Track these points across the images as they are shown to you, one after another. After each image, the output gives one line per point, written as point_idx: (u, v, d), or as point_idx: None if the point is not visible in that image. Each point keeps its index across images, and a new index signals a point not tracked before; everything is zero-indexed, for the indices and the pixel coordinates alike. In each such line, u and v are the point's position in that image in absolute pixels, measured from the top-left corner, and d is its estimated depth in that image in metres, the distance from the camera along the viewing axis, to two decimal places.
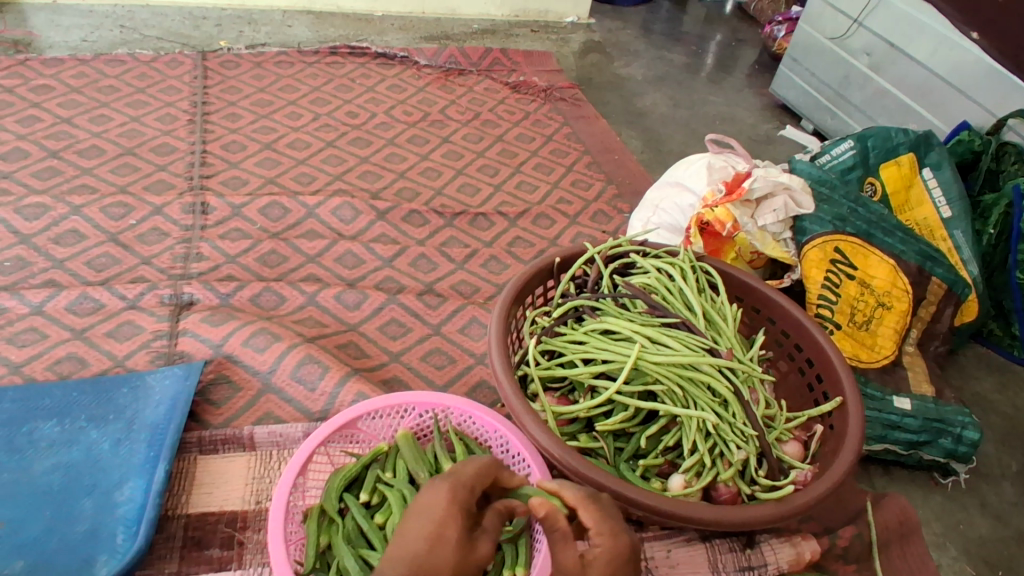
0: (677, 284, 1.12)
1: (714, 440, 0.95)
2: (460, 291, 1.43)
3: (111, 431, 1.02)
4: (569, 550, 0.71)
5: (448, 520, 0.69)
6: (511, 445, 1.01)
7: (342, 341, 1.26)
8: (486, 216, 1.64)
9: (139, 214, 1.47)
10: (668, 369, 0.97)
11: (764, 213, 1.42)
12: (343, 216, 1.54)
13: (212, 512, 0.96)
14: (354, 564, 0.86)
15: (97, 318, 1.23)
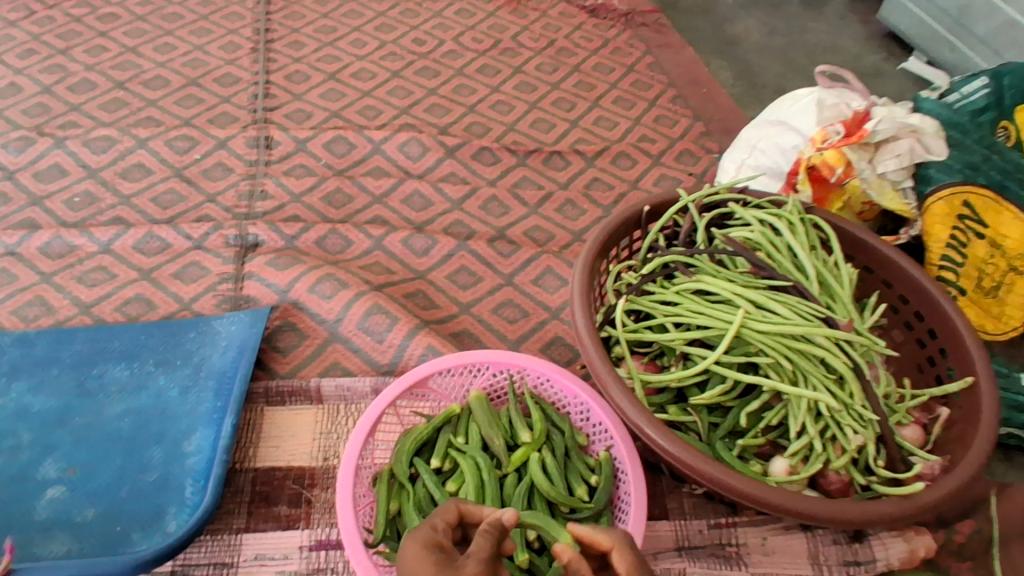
0: (785, 240, 0.99)
1: (826, 423, 0.84)
2: (534, 238, 1.32)
3: (179, 377, 1.00)
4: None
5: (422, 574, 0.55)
6: (592, 413, 0.93)
7: (410, 290, 1.19)
8: (562, 154, 1.50)
9: (204, 148, 1.41)
10: (776, 339, 0.86)
11: (884, 158, 1.24)
12: (410, 153, 1.45)
13: (280, 467, 0.94)
14: None
15: (164, 258, 1.19)
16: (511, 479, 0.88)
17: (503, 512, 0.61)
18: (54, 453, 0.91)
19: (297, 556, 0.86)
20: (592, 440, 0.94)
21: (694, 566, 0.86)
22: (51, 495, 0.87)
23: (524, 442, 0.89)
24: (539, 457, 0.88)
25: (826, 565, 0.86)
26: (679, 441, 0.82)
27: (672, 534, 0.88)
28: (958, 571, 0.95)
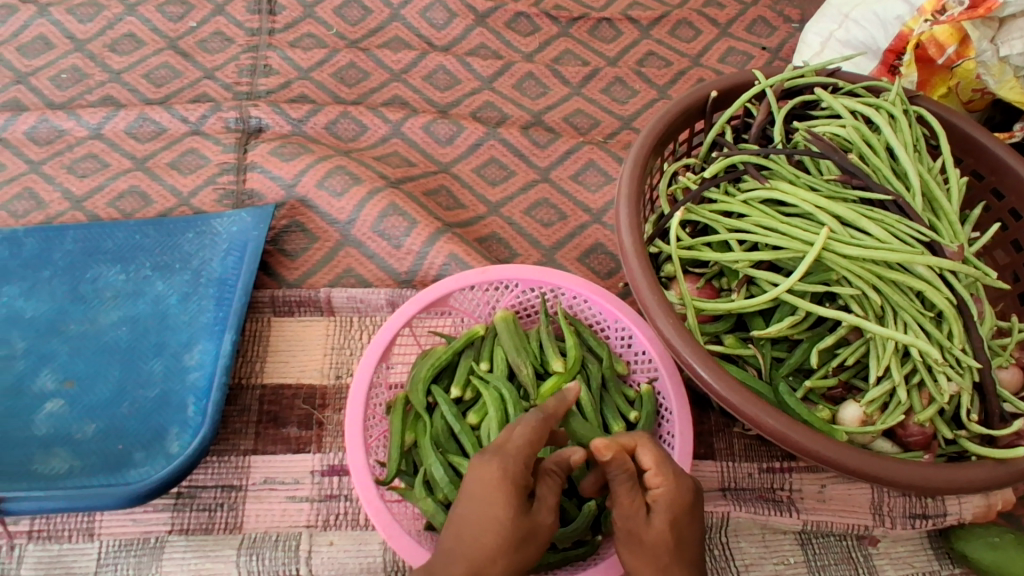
0: (884, 138, 0.80)
1: (914, 367, 0.72)
2: (574, 125, 1.15)
3: (177, 282, 0.91)
4: (636, 510, 0.55)
5: (491, 505, 0.53)
6: (635, 339, 0.82)
7: (432, 186, 1.05)
8: (612, 21, 1.28)
9: (200, 14, 1.24)
10: (865, 267, 0.72)
11: (1012, 37, 0.98)
12: (434, 20, 1.24)
13: (289, 385, 0.86)
14: (441, 472, 0.73)
15: (160, 145, 1.07)
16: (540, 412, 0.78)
17: (573, 450, 0.56)
18: (50, 363, 0.87)
19: (309, 482, 0.80)
20: (634, 368, 0.83)
21: (740, 510, 0.78)
22: (49, 409, 0.84)
23: (556, 371, 0.78)
24: (572, 389, 0.77)
25: (891, 517, 0.78)
26: (722, 372, 0.68)
27: (718, 475, 0.80)
28: None
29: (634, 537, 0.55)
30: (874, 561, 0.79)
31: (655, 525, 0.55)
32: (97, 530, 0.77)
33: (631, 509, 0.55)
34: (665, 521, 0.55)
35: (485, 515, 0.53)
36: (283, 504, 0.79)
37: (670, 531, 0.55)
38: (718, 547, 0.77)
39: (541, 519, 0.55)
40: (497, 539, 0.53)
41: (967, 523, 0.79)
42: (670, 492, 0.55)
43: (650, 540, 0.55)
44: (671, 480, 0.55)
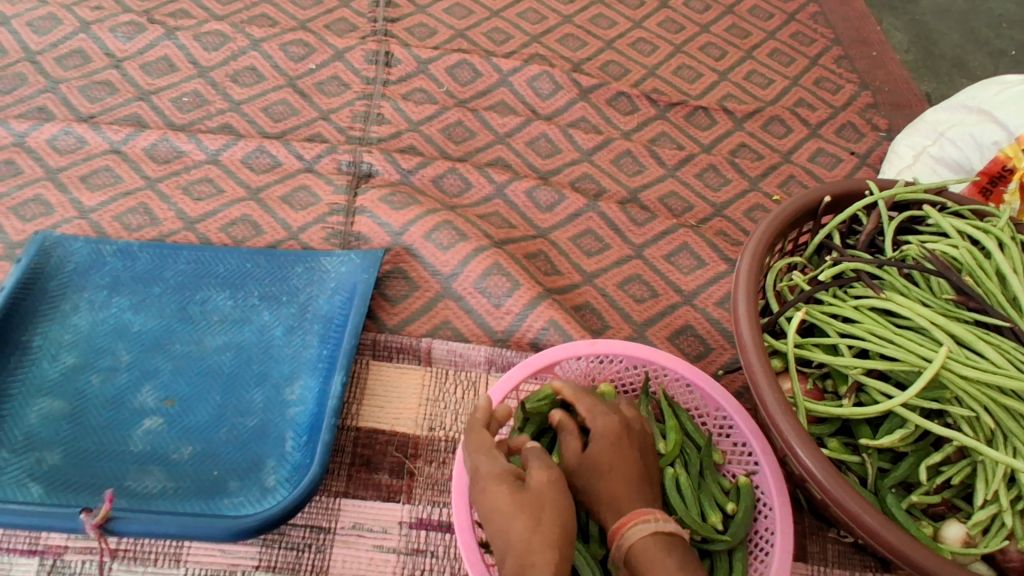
0: (997, 263, 0.83)
1: (1020, 493, 0.73)
2: (669, 206, 1.18)
3: (284, 315, 0.94)
4: (571, 442, 0.69)
5: (492, 497, 0.60)
6: (734, 428, 0.83)
7: (531, 250, 1.07)
8: (708, 110, 1.32)
9: (320, 57, 1.30)
10: (979, 389, 0.73)
11: None
12: (540, 89, 1.30)
13: (383, 430, 0.87)
14: None
15: (273, 178, 1.12)
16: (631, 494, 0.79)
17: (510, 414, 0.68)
18: (152, 381, 0.88)
19: (396, 533, 0.80)
20: (728, 458, 0.84)
21: None
22: (148, 425, 0.85)
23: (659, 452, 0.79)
24: (675, 473, 0.78)
25: None
26: (840, 482, 0.71)
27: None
28: None
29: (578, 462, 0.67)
30: None
31: (592, 451, 0.67)
32: (184, 556, 0.77)
33: (571, 434, 0.69)
34: (598, 445, 0.67)
35: (499, 509, 0.59)
36: (370, 552, 0.79)
37: (608, 454, 0.67)
38: None
39: (540, 485, 0.60)
40: (513, 516, 0.58)
41: None
42: (600, 427, 0.69)
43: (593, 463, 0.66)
44: (598, 415, 0.70)
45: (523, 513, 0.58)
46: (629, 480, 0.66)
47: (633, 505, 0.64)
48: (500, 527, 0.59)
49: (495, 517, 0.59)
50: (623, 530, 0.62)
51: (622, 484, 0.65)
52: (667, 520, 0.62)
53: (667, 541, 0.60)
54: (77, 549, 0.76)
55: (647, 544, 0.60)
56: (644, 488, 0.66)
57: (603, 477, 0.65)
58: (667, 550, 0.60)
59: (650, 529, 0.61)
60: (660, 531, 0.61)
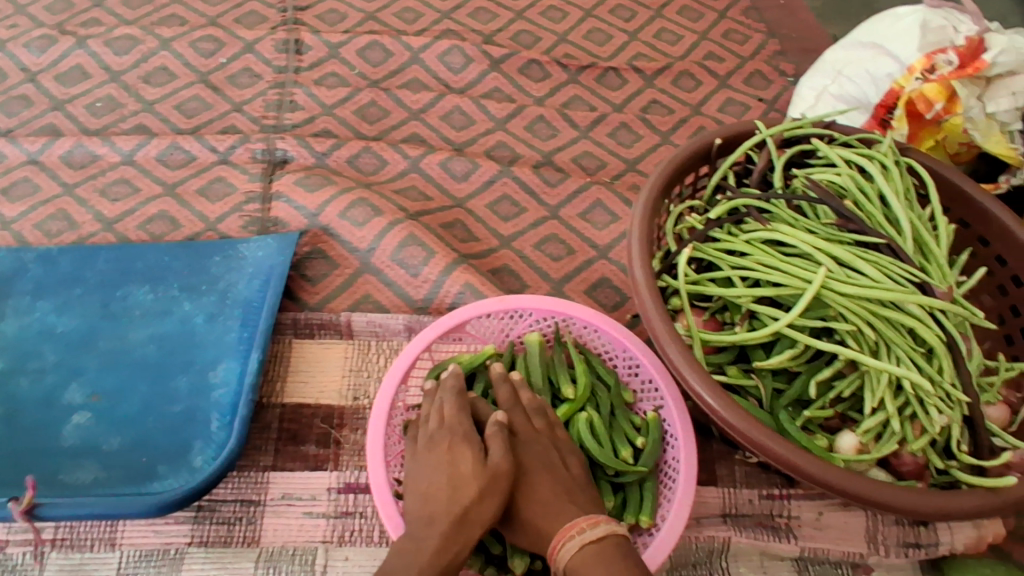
0: (876, 186, 0.86)
1: (907, 400, 0.75)
2: (583, 166, 1.21)
3: (205, 303, 0.95)
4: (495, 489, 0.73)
5: (456, 459, 0.69)
6: (641, 367, 0.86)
7: (448, 219, 1.10)
8: (618, 71, 1.36)
9: (230, 51, 1.30)
10: (857, 303, 0.76)
11: (998, 95, 1.05)
12: (451, 64, 1.32)
13: (307, 404, 0.89)
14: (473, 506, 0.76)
15: (189, 173, 1.13)
16: None
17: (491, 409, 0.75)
18: (79, 377, 0.90)
19: (325, 498, 0.83)
20: (640, 397, 0.87)
21: (739, 535, 0.82)
22: (77, 421, 0.86)
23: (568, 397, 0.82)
24: (584, 415, 0.81)
25: (884, 546, 0.82)
26: (737, 410, 0.75)
27: (719, 501, 0.84)
28: None
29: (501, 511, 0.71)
30: None
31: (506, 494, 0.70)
32: (119, 539, 0.79)
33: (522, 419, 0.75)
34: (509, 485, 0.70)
35: (459, 473, 0.68)
36: (299, 519, 0.82)
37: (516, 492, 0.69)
38: (719, 571, 0.82)
39: (495, 465, 0.68)
40: (463, 484, 0.67)
41: (958, 554, 0.84)
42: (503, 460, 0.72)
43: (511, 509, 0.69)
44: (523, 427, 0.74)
45: (472, 484, 0.66)
46: (549, 497, 0.67)
47: (561, 522, 0.65)
48: (444, 490, 0.67)
49: (444, 479, 0.68)
50: (557, 552, 0.63)
51: (546, 508, 0.67)
52: (594, 527, 0.62)
53: (596, 548, 0.61)
54: (17, 542, 0.79)
55: (578, 562, 0.61)
56: (564, 499, 0.67)
57: (526, 511, 0.68)
58: (598, 560, 0.60)
59: (577, 543, 0.62)
60: (586, 542, 0.61)
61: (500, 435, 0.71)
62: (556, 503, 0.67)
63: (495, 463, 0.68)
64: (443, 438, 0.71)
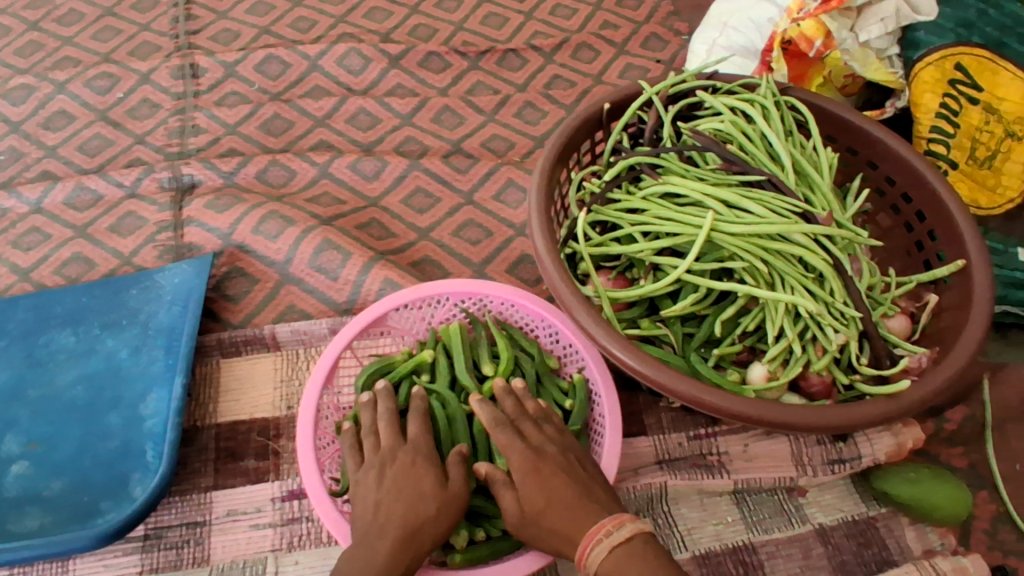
0: (758, 128, 0.89)
1: (805, 324, 0.78)
2: (492, 149, 1.23)
3: (127, 337, 0.94)
4: (506, 494, 0.68)
5: (419, 474, 0.70)
6: (561, 333, 0.89)
7: (363, 219, 1.11)
8: (517, 51, 1.38)
9: (126, 85, 1.28)
10: (747, 240, 0.79)
11: (868, 23, 1.04)
12: (351, 67, 1.32)
13: (242, 420, 0.90)
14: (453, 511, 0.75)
15: (98, 212, 1.11)
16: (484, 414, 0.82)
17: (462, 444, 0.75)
18: (12, 429, 0.89)
19: (270, 509, 0.84)
20: (565, 362, 0.90)
21: (675, 478, 0.85)
22: (15, 471, 0.86)
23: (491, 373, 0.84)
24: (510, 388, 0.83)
25: (811, 466, 0.86)
26: (656, 363, 0.75)
27: (652, 449, 0.88)
28: (951, 458, 0.93)
29: (520, 517, 0.67)
30: (805, 510, 0.87)
31: (524, 500, 0.67)
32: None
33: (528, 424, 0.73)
34: (527, 491, 0.68)
35: (418, 489, 0.68)
36: (246, 533, 0.82)
37: (537, 496, 0.67)
38: (662, 516, 0.85)
39: (456, 489, 0.70)
40: (423, 499, 0.68)
41: (883, 463, 0.88)
42: (518, 466, 0.69)
43: (531, 513, 0.67)
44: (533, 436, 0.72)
45: (433, 501, 0.68)
46: (563, 500, 0.67)
47: (588, 524, 0.65)
48: (404, 501, 0.67)
49: (404, 489, 0.68)
50: (585, 557, 0.63)
51: (573, 511, 0.66)
52: (621, 529, 0.63)
53: (626, 552, 0.62)
54: None
55: (610, 565, 0.62)
56: (586, 499, 0.67)
57: (547, 516, 0.66)
58: (629, 564, 0.61)
59: (606, 548, 0.63)
60: (616, 545, 0.62)
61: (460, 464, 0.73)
62: (578, 505, 0.66)
63: (456, 487, 0.70)
64: (400, 458, 0.71)
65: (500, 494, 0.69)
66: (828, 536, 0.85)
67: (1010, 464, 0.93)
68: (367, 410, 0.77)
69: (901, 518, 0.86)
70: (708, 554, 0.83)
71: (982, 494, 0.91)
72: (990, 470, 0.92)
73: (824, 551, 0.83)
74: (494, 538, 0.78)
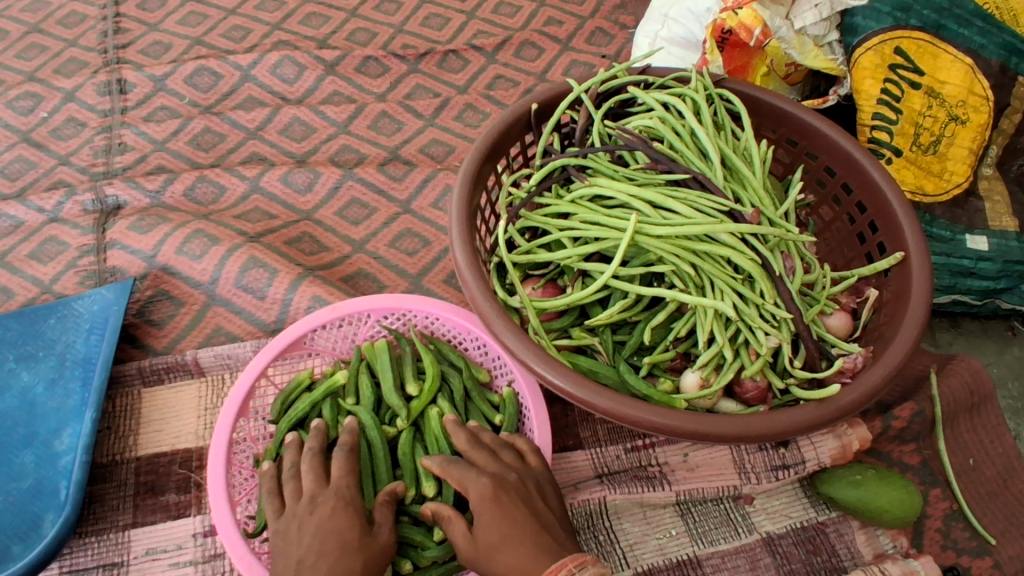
0: (688, 123, 0.85)
1: (736, 327, 0.75)
2: (431, 154, 1.20)
3: (43, 370, 0.90)
4: (457, 525, 0.65)
5: (342, 525, 0.63)
6: (489, 345, 0.86)
7: (295, 234, 1.08)
8: (458, 52, 1.34)
9: (50, 104, 1.24)
10: (673, 242, 0.76)
11: (802, 10, 1.01)
12: (285, 75, 1.28)
13: (164, 452, 0.86)
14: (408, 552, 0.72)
15: (18, 238, 1.07)
16: (407, 434, 0.79)
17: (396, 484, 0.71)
18: None
19: (192, 545, 0.80)
20: (496, 375, 0.86)
21: (614, 491, 0.82)
22: None
23: (415, 392, 0.80)
24: (435, 407, 0.80)
25: (754, 473, 0.84)
26: (580, 378, 0.69)
27: (590, 463, 0.85)
28: (903, 455, 0.90)
29: (472, 550, 0.62)
30: (752, 518, 0.84)
31: (479, 532, 0.61)
32: None
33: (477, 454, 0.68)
34: (485, 524, 0.61)
35: (344, 542, 0.62)
36: (167, 571, 0.79)
37: (489, 529, 0.61)
38: (603, 532, 0.81)
39: (383, 540, 0.65)
40: (348, 555, 0.61)
41: (828, 466, 0.85)
42: (475, 497, 0.63)
43: (482, 545, 0.61)
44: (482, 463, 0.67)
45: (360, 557, 0.61)
46: (521, 535, 0.60)
47: (546, 562, 0.57)
48: (328, 558, 0.60)
49: (328, 543, 0.61)
50: None
51: (518, 547, 0.59)
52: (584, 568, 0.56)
53: None
54: None
55: None
56: (543, 534, 0.60)
57: (501, 552, 0.59)
58: None
59: None
60: None
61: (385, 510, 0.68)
62: (535, 542, 0.59)
63: (382, 535, 0.65)
64: (320, 504, 0.65)
65: (454, 528, 0.64)
66: (776, 545, 0.82)
67: (964, 458, 0.91)
68: (292, 453, 0.72)
69: (850, 522, 0.83)
70: (651, 570, 0.79)
71: (934, 491, 0.88)
72: (943, 466, 0.89)
73: (772, 561, 0.81)
74: (423, 568, 0.73)
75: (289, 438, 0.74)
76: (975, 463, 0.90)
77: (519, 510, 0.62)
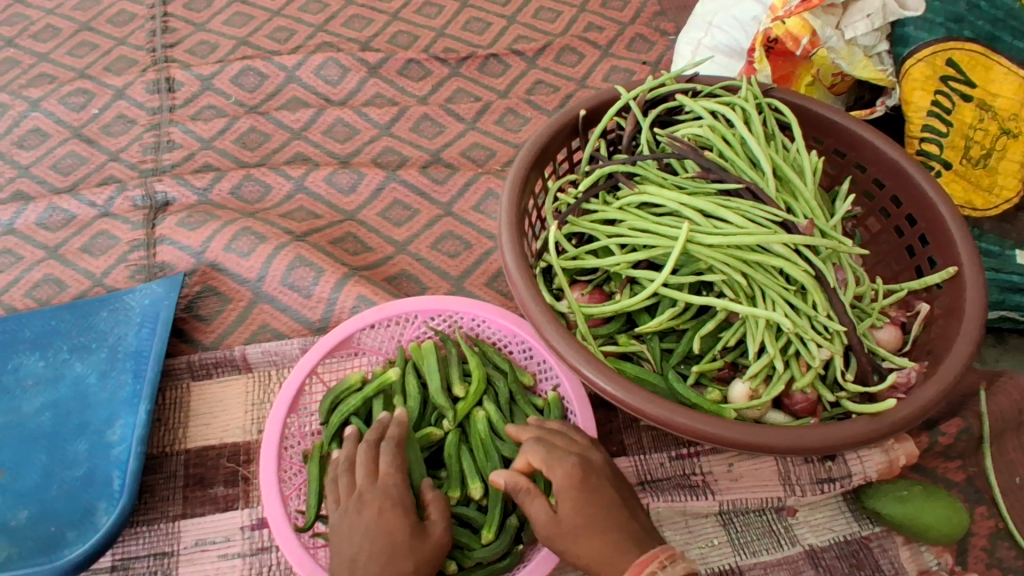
0: (738, 132, 0.85)
1: (787, 338, 0.75)
2: (472, 158, 1.21)
3: (95, 361, 0.92)
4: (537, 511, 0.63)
5: (392, 527, 0.64)
6: (534, 348, 0.86)
7: (338, 234, 1.09)
8: (499, 56, 1.35)
9: (101, 101, 1.26)
10: (726, 252, 0.76)
11: (853, 20, 1.00)
12: (328, 77, 1.30)
13: (212, 446, 0.88)
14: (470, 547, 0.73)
15: (71, 231, 1.09)
16: (454, 436, 0.80)
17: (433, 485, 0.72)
18: None
19: (239, 538, 0.81)
20: (540, 378, 0.87)
21: (657, 499, 0.82)
22: None
23: (463, 394, 0.81)
24: (482, 409, 0.81)
25: (799, 486, 0.83)
26: (630, 385, 0.69)
27: (633, 470, 0.85)
28: (948, 472, 0.89)
29: (554, 529, 0.62)
30: (794, 531, 0.83)
31: (567, 511, 0.61)
32: None
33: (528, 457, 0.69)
34: (573, 505, 0.61)
35: (394, 540, 0.63)
36: (215, 563, 0.80)
37: (577, 512, 0.61)
38: None
39: (437, 537, 0.66)
40: (398, 557, 0.62)
41: (874, 481, 0.84)
42: (562, 478, 0.62)
43: (567, 527, 0.61)
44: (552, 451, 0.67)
45: (410, 559, 0.62)
46: (606, 522, 0.61)
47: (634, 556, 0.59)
48: (379, 561, 0.62)
49: (378, 545, 0.62)
50: None
51: (606, 534, 0.60)
52: (674, 564, 0.58)
53: None
54: None
55: None
56: (631, 522, 0.62)
57: (589, 535, 0.60)
58: None
59: None
60: None
61: (439, 506, 0.69)
62: (624, 531, 0.61)
63: (433, 530, 0.66)
64: (366, 500, 0.65)
65: (533, 504, 0.63)
66: (819, 558, 0.81)
67: (1010, 477, 0.90)
68: (346, 448, 0.72)
69: (895, 537, 0.83)
70: None
71: (979, 509, 0.88)
72: (989, 483, 0.88)
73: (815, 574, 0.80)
74: (467, 569, 0.73)
75: (347, 432, 0.75)
76: (1022, 482, 0.89)
77: (608, 495, 0.63)
